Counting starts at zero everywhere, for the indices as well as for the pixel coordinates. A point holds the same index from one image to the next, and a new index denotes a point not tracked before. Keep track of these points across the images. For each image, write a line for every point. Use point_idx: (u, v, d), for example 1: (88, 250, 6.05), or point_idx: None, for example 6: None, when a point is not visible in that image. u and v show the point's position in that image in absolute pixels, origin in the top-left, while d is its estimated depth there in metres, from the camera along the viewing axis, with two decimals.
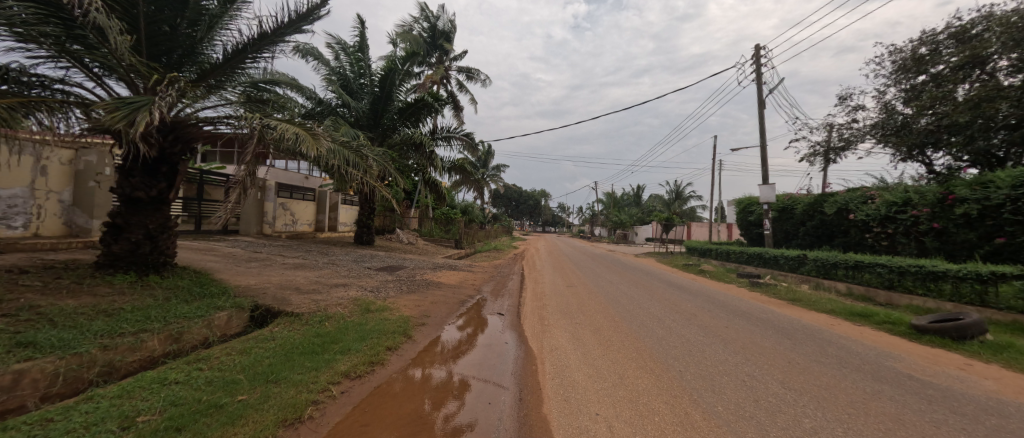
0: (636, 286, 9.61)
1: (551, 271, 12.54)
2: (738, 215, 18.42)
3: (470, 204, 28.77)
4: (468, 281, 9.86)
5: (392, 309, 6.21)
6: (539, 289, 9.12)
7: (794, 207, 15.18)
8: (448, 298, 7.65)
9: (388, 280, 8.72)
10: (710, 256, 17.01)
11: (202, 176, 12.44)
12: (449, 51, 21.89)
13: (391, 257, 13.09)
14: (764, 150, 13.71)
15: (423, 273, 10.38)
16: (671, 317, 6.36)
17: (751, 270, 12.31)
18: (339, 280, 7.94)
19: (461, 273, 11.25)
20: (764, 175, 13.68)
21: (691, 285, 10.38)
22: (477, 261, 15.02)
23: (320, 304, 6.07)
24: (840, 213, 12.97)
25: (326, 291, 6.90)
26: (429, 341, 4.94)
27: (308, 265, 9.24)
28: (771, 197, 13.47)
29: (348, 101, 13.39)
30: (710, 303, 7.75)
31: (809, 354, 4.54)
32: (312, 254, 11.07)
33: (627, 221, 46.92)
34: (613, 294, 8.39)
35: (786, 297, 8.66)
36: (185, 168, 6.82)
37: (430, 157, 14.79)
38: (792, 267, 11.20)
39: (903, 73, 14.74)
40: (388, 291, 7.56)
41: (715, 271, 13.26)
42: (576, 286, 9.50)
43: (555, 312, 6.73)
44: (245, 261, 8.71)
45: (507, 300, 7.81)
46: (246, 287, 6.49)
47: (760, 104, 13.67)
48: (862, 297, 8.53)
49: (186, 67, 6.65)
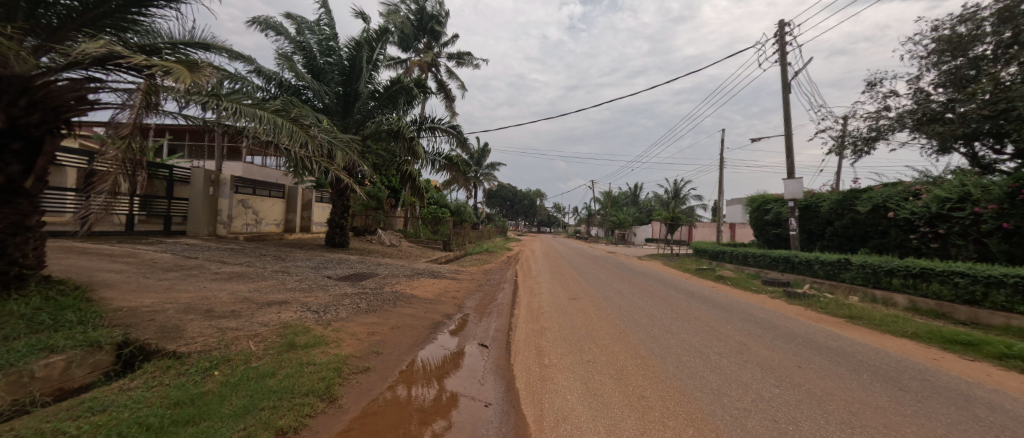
0: (653, 299, 7.92)
1: (549, 278, 10.78)
2: (753, 213, 16.84)
3: (462, 203, 26.95)
4: (448, 293, 8.07)
5: (331, 339, 4.46)
6: (536, 304, 7.36)
7: (818, 205, 13.62)
8: (418, 318, 5.90)
9: (345, 294, 6.89)
10: (723, 259, 15.43)
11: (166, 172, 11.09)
12: (438, 36, 20.15)
13: (364, 262, 11.30)
14: (790, 139, 12.09)
15: (395, 283, 8.57)
16: (713, 348, 4.69)
17: (778, 277, 10.73)
18: (278, 297, 6.11)
19: (442, 282, 9.46)
20: (790, 168, 12.05)
21: (714, 295, 8.75)
22: (464, 266, 13.28)
23: (228, 335, 4.30)
24: (877, 212, 11.37)
25: (248, 313, 5.13)
26: (367, 398, 3.20)
27: (247, 275, 7.39)
28: (798, 192, 11.82)
29: (312, 83, 11.58)
30: (752, 322, 6.14)
31: (963, 426, 2.91)
32: (265, 259, 9.24)
33: (626, 222, 45.16)
34: (628, 312, 6.67)
35: (840, 313, 7.00)
36: (54, 146, 5.03)
37: (409, 149, 12.78)
38: (830, 273, 9.60)
39: (938, 56, 13.14)
40: (341, 311, 5.78)
41: (735, 277, 11.61)
42: (579, 300, 7.78)
43: (557, 341, 4.99)
44: (163, 271, 6.86)
45: (495, 320, 6.11)
46: (131, 310, 4.68)
47: (786, 87, 12.10)
48: (932, 313, 6.91)
49: (47, 9, 4.75)
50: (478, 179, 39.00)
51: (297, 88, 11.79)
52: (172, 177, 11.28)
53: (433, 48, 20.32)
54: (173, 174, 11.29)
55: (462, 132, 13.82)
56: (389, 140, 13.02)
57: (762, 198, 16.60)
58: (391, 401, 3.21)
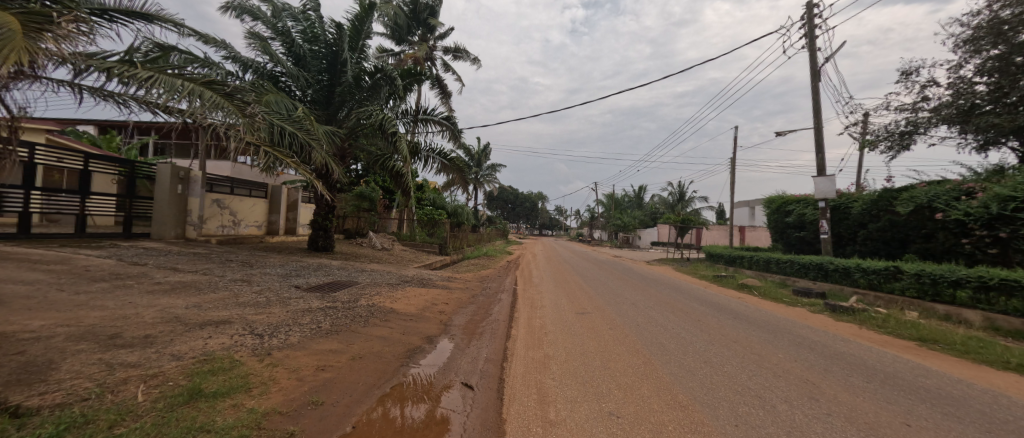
0: (676, 315, 6.70)
1: (553, 287, 9.59)
2: (772, 216, 15.64)
3: (461, 205, 25.83)
4: (435, 307, 6.85)
5: (262, 380, 3.25)
6: (538, 321, 6.18)
7: (850, 206, 12.35)
8: (391, 343, 4.71)
9: (308, 309, 5.71)
10: (741, 265, 14.20)
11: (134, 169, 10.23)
12: (434, 28, 19.03)
13: (346, 267, 10.14)
14: (820, 133, 10.85)
15: (376, 293, 7.39)
16: (773, 390, 3.52)
17: (812, 287, 9.47)
18: (219, 315, 4.92)
19: (432, 292, 8.30)
20: (820, 164, 10.81)
21: (746, 309, 7.54)
22: (459, 272, 12.09)
23: (117, 376, 3.14)
24: (920, 213, 10.13)
25: (169, 339, 3.97)
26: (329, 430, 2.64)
27: (195, 286, 6.22)
28: (829, 191, 10.58)
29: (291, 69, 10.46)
30: (806, 348, 4.94)
31: None
32: (228, 266, 8.11)
33: (631, 224, 43.72)
34: (649, 332, 5.48)
35: (907, 334, 5.76)
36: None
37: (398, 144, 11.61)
38: (878, 282, 8.33)
39: (977, 43, 11.80)
40: (295, 333, 4.60)
41: (762, 286, 10.37)
42: (588, 316, 6.60)
43: (566, 378, 3.79)
44: (91, 280, 5.72)
45: (489, 344, 4.94)
46: (3, 337, 3.54)
47: (815, 75, 10.91)
48: (1017, 335, 5.67)
49: None
50: (478, 180, 37.89)
51: (274, 75, 10.66)
52: (133, 175, 10.25)
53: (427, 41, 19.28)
54: (135, 172, 10.27)
55: (454, 126, 12.63)
56: (376, 135, 11.84)
57: (782, 199, 15.39)
58: (376, 421, 2.88)
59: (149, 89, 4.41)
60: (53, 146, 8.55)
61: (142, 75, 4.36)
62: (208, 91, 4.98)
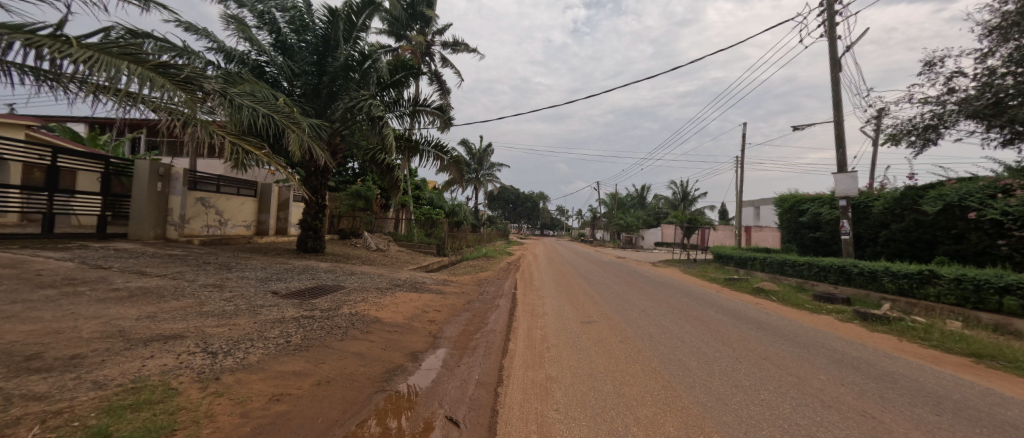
0: (692, 325, 6.05)
1: (555, 292, 8.93)
2: (785, 215, 14.96)
3: (461, 204, 25.26)
4: (425, 316, 6.18)
5: (196, 417, 2.61)
6: (538, 332, 5.54)
7: (871, 205, 11.64)
8: (369, 361, 4.06)
9: (280, 319, 5.06)
10: (753, 268, 13.50)
11: (107, 165, 9.63)
12: (431, 21, 18.43)
13: (335, 270, 9.53)
14: (840, 126, 10.17)
15: (362, 299, 6.73)
16: (830, 427, 2.86)
17: (836, 292, 8.78)
18: (172, 328, 4.27)
19: (424, 297, 7.65)
20: (841, 160, 10.12)
21: (768, 317, 6.87)
22: (456, 275, 11.47)
23: (8, 413, 2.50)
24: (949, 212, 9.40)
25: (100, 361, 3.34)
26: None
27: (156, 293, 5.58)
28: (851, 189, 9.87)
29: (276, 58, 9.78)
30: (850, 367, 4.26)
31: None
32: (204, 269, 7.50)
33: (634, 225, 42.92)
34: (664, 347, 4.83)
35: (957, 349, 5.08)
36: None
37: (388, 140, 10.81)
38: (911, 287, 7.64)
39: (1007, 30, 11.04)
40: (257, 350, 3.96)
41: (779, 290, 9.69)
42: (595, 327, 5.94)
43: (573, 409, 3.14)
44: (37, 286, 5.09)
45: (482, 360, 4.30)
46: None
47: (835, 65, 10.23)
48: None
49: None
50: (479, 179, 37.40)
51: (259, 66, 10.03)
52: (107, 173, 9.65)
53: (426, 34, 18.72)
54: (110, 170, 9.68)
55: (450, 119, 12.03)
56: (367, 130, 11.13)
57: (795, 198, 14.70)
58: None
59: (83, 71, 3.81)
60: (20, 139, 7.90)
61: (76, 54, 3.76)
62: (158, 76, 4.33)
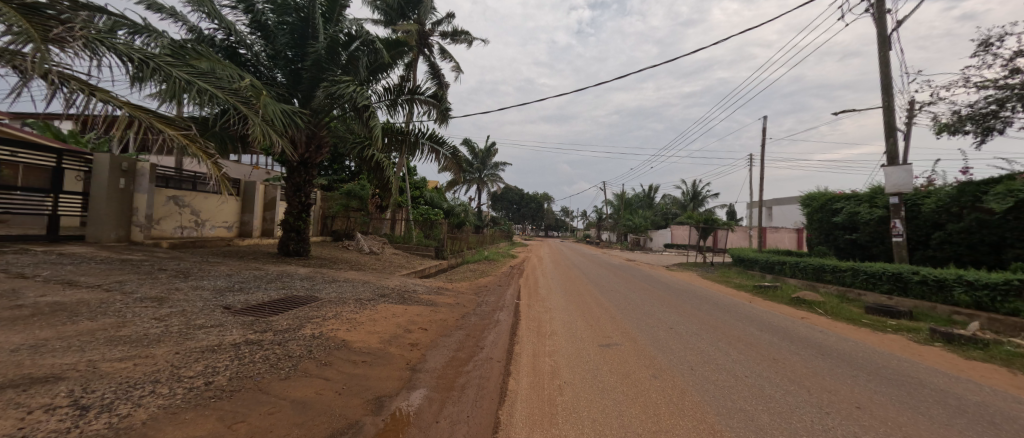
0: (738, 350, 4.82)
1: (565, 303, 7.73)
2: (815, 215, 13.63)
3: (463, 205, 24.20)
4: (406, 338, 5.00)
5: None
6: (546, 360, 4.36)
7: (923, 203, 10.30)
8: (306, 416, 2.87)
9: (214, 348, 3.91)
10: (782, 273, 12.18)
11: (61, 160, 8.46)
12: (430, 9, 17.41)
13: (315, 277, 8.41)
14: (890, 112, 8.89)
15: (332, 315, 5.58)
16: None
17: (894, 305, 7.48)
18: (51, 365, 3.16)
19: (412, 311, 6.50)
20: (892, 150, 8.84)
21: (829, 338, 5.59)
22: (453, 281, 10.35)
23: None
24: (1021, 210, 8.07)
25: None
26: None
27: (68, 310, 4.46)
28: (905, 183, 8.58)
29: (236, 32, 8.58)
30: (996, 428, 2.97)
31: None
32: (155, 277, 6.42)
33: (643, 225, 41.34)
34: (715, 389, 3.60)
35: None
36: None
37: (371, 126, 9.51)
38: (994, 299, 6.32)
39: None
40: (153, 401, 2.81)
41: (823, 300, 8.40)
42: (616, 352, 4.74)
43: None
44: None
45: (471, 412, 3.11)
46: None
47: (883, 43, 8.97)
48: None
49: None
50: (482, 180, 36.35)
51: (230, 47, 8.94)
52: (59, 167, 8.48)
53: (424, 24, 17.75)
54: (62, 164, 8.48)
55: (447, 110, 10.94)
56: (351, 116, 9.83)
57: (826, 196, 13.43)
58: None
59: None
60: None
61: None
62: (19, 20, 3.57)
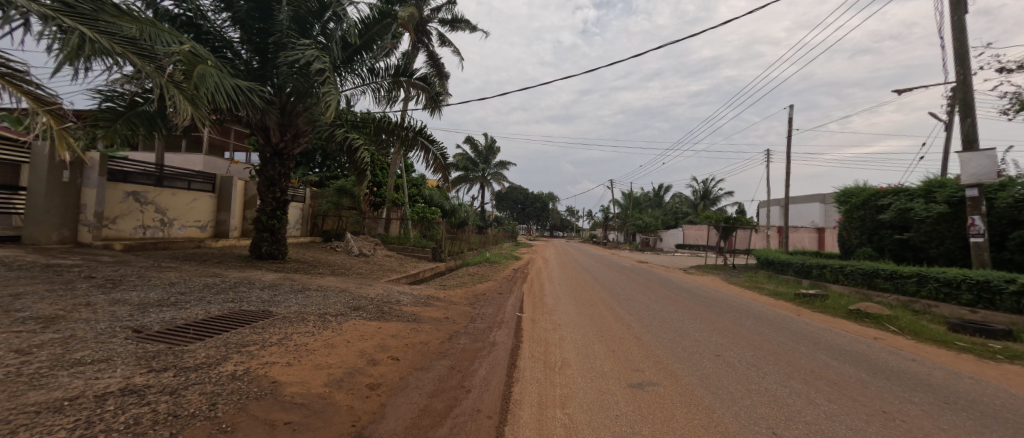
0: (826, 396, 3.43)
1: (577, 318, 6.39)
2: (856, 213, 12.12)
3: (463, 205, 22.91)
4: (365, 374, 3.70)
5: None
6: (558, 412, 3.06)
7: (997, 196, 8.78)
8: None
9: (61, 405, 2.60)
10: (823, 279, 10.69)
11: None
12: None
13: (282, 284, 7.15)
14: (965, 88, 7.47)
15: (277, 339, 4.27)
16: None
17: (989, 322, 6.02)
18: None
19: (387, 330, 5.21)
20: (969, 133, 7.42)
21: (934, 373, 4.16)
22: (448, 288, 9.04)
23: None
24: None
25: None
26: None
27: None
28: (987, 171, 7.12)
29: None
30: None
31: None
32: (68, 288, 5.16)
33: (652, 224, 39.72)
34: None
35: None
36: None
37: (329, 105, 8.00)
38: None
39: None
40: None
41: (890, 313, 6.95)
42: (653, 395, 3.40)
43: None
44: None
45: None
46: None
47: (957, 5, 7.53)
48: None
49: None
50: (484, 177, 34.51)
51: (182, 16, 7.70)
52: None
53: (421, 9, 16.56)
54: None
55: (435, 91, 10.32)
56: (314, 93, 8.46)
57: (869, 190, 11.91)
58: None
59: None
60: None
61: None
62: None
